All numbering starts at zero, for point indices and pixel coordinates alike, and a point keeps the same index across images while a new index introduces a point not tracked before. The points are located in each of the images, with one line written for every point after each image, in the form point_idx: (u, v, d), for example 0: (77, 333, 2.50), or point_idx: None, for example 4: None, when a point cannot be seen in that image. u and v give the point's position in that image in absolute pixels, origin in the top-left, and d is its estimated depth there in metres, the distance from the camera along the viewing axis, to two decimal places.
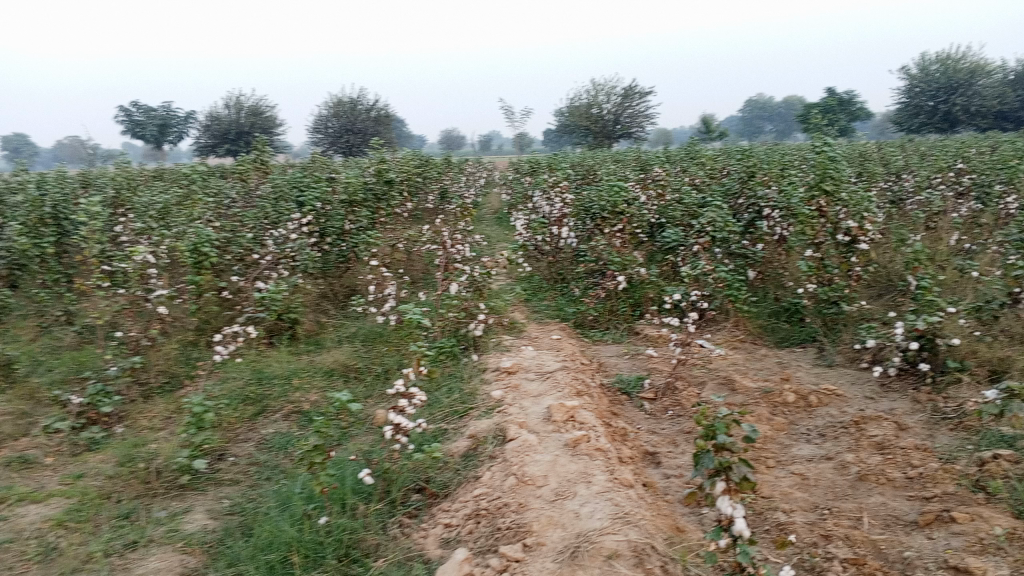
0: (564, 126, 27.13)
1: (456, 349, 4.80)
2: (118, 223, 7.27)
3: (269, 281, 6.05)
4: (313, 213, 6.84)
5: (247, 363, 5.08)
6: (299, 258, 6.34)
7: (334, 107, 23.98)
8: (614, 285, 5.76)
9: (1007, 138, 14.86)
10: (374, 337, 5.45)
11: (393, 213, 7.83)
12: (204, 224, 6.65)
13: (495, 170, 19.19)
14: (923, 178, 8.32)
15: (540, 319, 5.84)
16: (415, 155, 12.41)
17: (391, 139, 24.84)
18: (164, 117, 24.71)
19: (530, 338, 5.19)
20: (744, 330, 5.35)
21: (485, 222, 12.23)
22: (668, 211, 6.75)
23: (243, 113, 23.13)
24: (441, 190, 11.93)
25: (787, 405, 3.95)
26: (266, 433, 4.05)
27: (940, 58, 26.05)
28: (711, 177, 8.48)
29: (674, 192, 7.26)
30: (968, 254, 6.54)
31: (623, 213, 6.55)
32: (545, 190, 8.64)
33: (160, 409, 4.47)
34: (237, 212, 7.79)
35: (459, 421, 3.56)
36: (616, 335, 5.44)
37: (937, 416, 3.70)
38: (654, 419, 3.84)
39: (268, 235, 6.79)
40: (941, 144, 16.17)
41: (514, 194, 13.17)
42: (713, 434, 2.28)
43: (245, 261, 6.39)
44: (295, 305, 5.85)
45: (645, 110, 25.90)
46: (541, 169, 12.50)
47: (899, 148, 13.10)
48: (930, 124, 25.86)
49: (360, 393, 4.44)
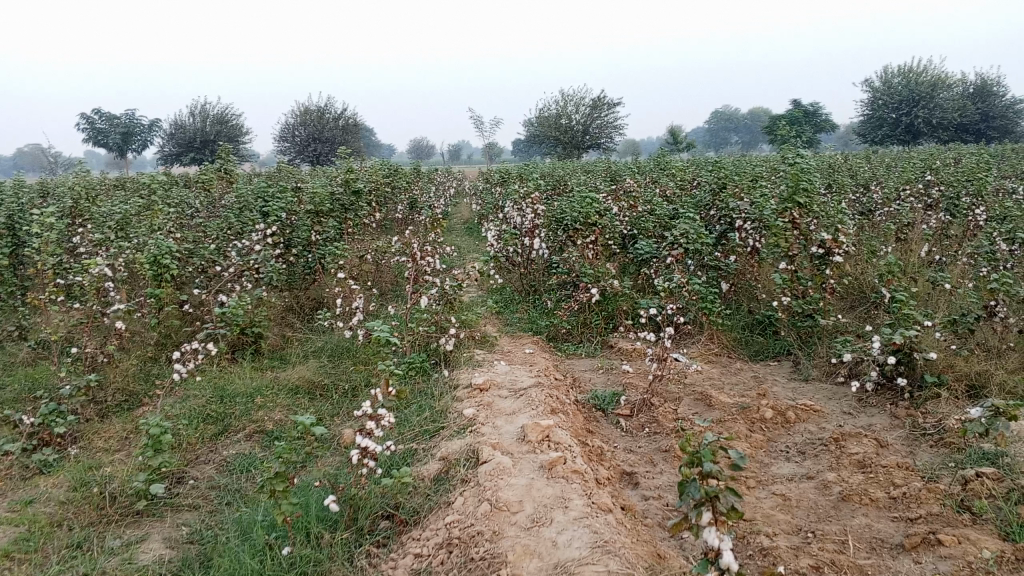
0: (533, 137, 27.15)
1: (426, 364, 4.67)
2: (76, 234, 7.03)
3: (232, 295, 5.87)
4: (278, 224, 6.68)
5: (210, 379, 4.90)
6: (264, 270, 6.16)
7: (302, 115, 23.74)
8: (587, 297, 5.64)
9: (968, 149, 15.10)
10: (342, 352, 5.29)
11: (361, 223, 7.68)
12: (165, 234, 6.45)
13: (465, 180, 19.09)
14: (892, 190, 8.36)
15: (512, 332, 5.73)
16: (384, 165, 12.26)
17: (360, 148, 24.66)
18: (128, 125, 24.26)
19: (502, 352, 5.08)
20: (719, 343, 5.28)
21: (455, 233, 12.12)
22: (640, 222, 6.68)
23: (209, 121, 22.79)
24: (410, 200, 11.80)
25: (765, 422, 3.87)
26: (229, 455, 3.88)
27: (902, 71, 26.48)
28: (683, 188, 8.45)
29: (646, 203, 7.20)
30: (939, 266, 6.55)
31: (596, 225, 6.39)
32: (515, 200, 8.54)
33: (117, 429, 4.27)
34: (200, 223, 7.58)
35: (430, 441, 3.43)
36: (590, 348, 5.34)
37: (916, 432, 3.65)
38: (631, 437, 3.74)
39: (232, 247, 6.61)
40: (905, 156, 16.38)
41: (483, 205, 13.06)
42: (698, 461, 2.23)
43: (209, 274, 6.21)
44: (260, 319, 5.67)
45: (614, 121, 25.99)
46: (512, 179, 12.42)
47: (865, 159, 13.22)
48: (893, 137, 26.28)
49: (326, 412, 4.29)
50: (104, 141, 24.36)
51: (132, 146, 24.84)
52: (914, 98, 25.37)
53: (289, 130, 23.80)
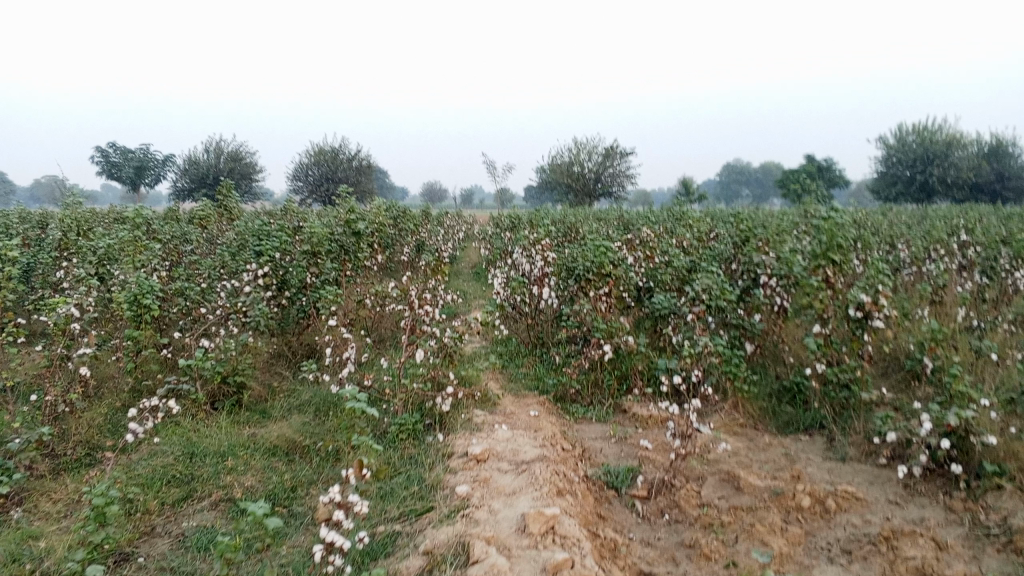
0: (545, 183, 26.97)
1: (419, 427, 4.21)
2: (58, 270, 6.64)
3: (215, 340, 5.47)
4: (271, 265, 6.27)
5: (180, 436, 4.50)
6: (252, 313, 5.76)
7: (315, 154, 23.59)
8: (599, 355, 5.18)
9: (985, 209, 14.75)
10: (328, 409, 4.84)
11: (361, 266, 7.28)
12: (149, 272, 6.04)
13: (475, 223, 18.79)
14: (923, 249, 7.92)
15: (516, 390, 5.27)
16: (391, 206, 11.93)
17: (371, 189, 24.49)
18: (142, 159, 24.12)
19: (504, 414, 4.61)
20: (743, 413, 4.81)
21: (461, 277, 11.73)
22: (657, 274, 6.24)
23: (223, 158, 22.65)
24: (417, 242, 11.46)
25: (801, 511, 3.39)
26: (188, 527, 3.41)
27: (918, 129, 26.22)
28: (700, 239, 8.04)
29: (663, 253, 6.77)
30: (979, 333, 6.05)
31: (610, 275, 5.96)
32: (524, 246, 8.14)
33: (69, 490, 3.82)
34: (192, 260, 7.19)
35: (415, 524, 2.96)
36: (601, 412, 4.87)
37: (979, 533, 3.16)
38: (649, 526, 3.26)
39: (221, 287, 6.21)
40: (920, 213, 16.00)
41: (492, 250, 12.67)
42: None
43: (192, 316, 5.81)
44: (243, 367, 5.28)
45: (626, 170, 25.77)
46: (522, 224, 12.06)
47: (883, 216, 12.80)
48: (907, 194, 26.01)
49: (304, 479, 3.83)
50: (117, 174, 24.20)
51: (145, 180, 24.66)
52: (929, 156, 25.09)
53: (301, 169, 23.63)
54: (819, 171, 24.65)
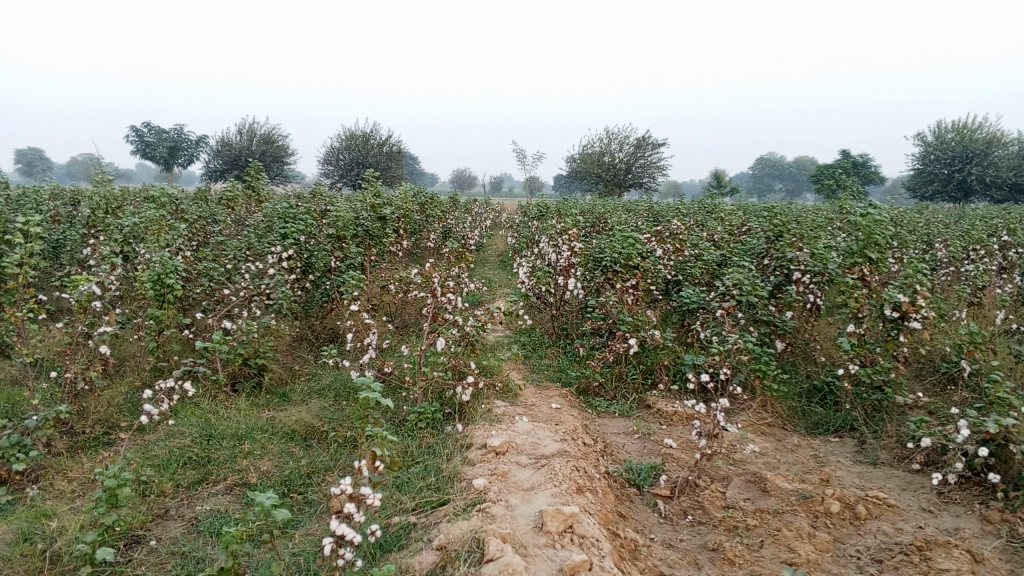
0: (574, 173, 26.80)
1: (438, 416, 4.14)
2: (85, 247, 6.65)
3: (237, 321, 5.44)
4: (295, 248, 6.23)
5: (199, 417, 4.50)
6: (274, 297, 5.73)
7: (345, 139, 23.62)
8: (624, 348, 5.07)
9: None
10: (347, 396, 4.78)
11: (386, 252, 7.23)
12: (174, 252, 6.02)
13: (503, 211, 18.69)
14: (962, 249, 7.71)
15: (539, 381, 5.18)
16: (418, 193, 11.88)
17: (400, 175, 24.48)
18: (175, 140, 24.28)
19: (524, 406, 4.51)
20: (771, 412, 4.69)
21: (488, 266, 11.67)
22: (686, 268, 6.11)
23: (254, 140, 22.74)
24: (444, 229, 11.41)
25: (830, 517, 3.27)
26: (201, 511, 3.37)
27: (957, 126, 25.65)
28: (731, 233, 7.89)
29: (693, 246, 6.63)
30: (1018, 337, 5.86)
31: (638, 267, 5.83)
32: (551, 236, 8.04)
33: (85, 469, 3.80)
34: (217, 241, 7.18)
35: (430, 517, 2.89)
36: (624, 407, 4.77)
37: (1018, 546, 3.03)
38: (671, 526, 3.17)
39: (245, 269, 6.18)
40: (955, 213, 15.65)
41: (519, 239, 12.57)
42: None
43: (215, 297, 5.79)
44: (264, 350, 5.27)
45: (657, 162, 25.51)
46: (550, 214, 11.96)
47: (919, 213, 12.51)
48: (944, 193, 25.49)
49: (320, 465, 3.77)
50: (151, 154, 24.38)
51: (178, 160, 24.83)
52: (967, 154, 24.55)
53: (332, 153, 23.67)
54: (854, 167, 24.23)
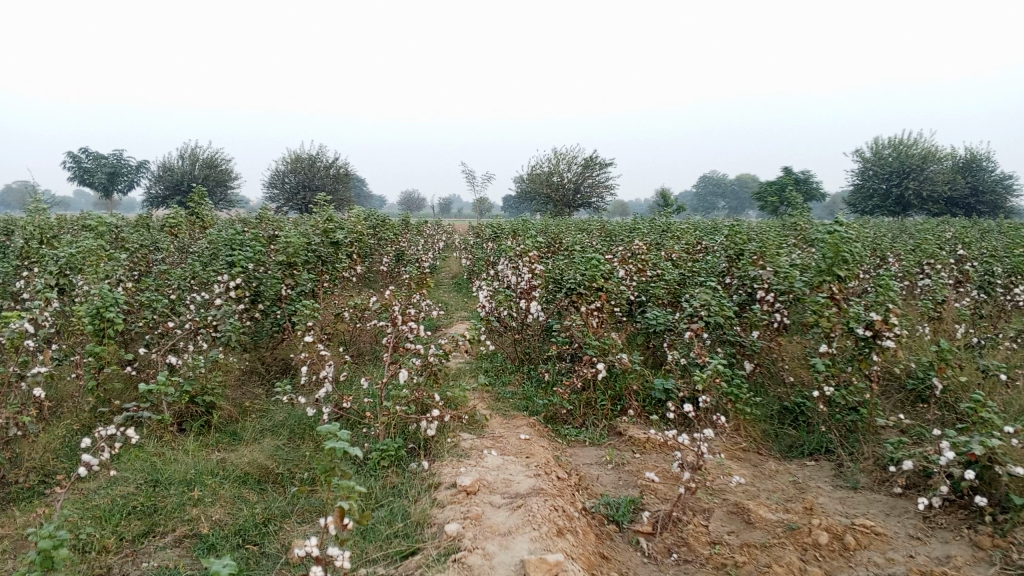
0: (524, 193, 26.78)
1: (402, 453, 3.92)
2: (17, 280, 6.26)
3: (184, 356, 5.13)
4: (243, 276, 5.94)
5: (144, 461, 4.21)
6: (222, 329, 5.42)
7: (293, 162, 23.22)
8: (592, 374, 4.90)
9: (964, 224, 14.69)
10: (304, 433, 4.52)
11: (340, 278, 6.98)
12: (113, 283, 5.69)
13: (454, 232, 18.50)
14: (916, 263, 7.76)
15: (504, 410, 4.99)
16: (369, 216, 11.64)
17: (348, 198, 24.15)
18: (114, 166, 23.60)
19: (492, 438, 4.31)
20: (745, 436, 4.57)
21: (442, 289, 11.46)
22: (650, 288, 6.00)
23: (197, 165, 22.21)
24: (396, 252, 11.18)
25: (820, 549, 3.13)
26: (147, 569, 3.09)
27: (894, 142, 26.37)
28: (690, 251, 7.83)
29: (655, 266, 6.52)
30: (980, 350, 5.87)
31: (602, 289, 5.65)
32: (508, 258, 7.87)
33: (17, 525, 3.48)
34: (161, 269, 6.85)
35: (400, 571, 2.67)
36: (595, 434, 4.61)
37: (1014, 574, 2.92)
38: (656, 567, 2.99)
39: (191, 299, 5.87)
40: (898, 227, 15.94)
41: (473, 261, 12.39)
42: None
43: (159, 331, 5.47)
44: (213, 386, 5.04)
45: (606, 181, 25.65)
46: (504, 235, 11.82)
47: (865, 228, 12.73)
48: (883, 209, 25.96)
49: (277, 511, 3.53)
50: (89, 180, 23.64)
51: (118, 186, 24.12)
52: (905, 169, 25.13)
53: (278, 176, 23.24)
54: (797, 184, 24.66)
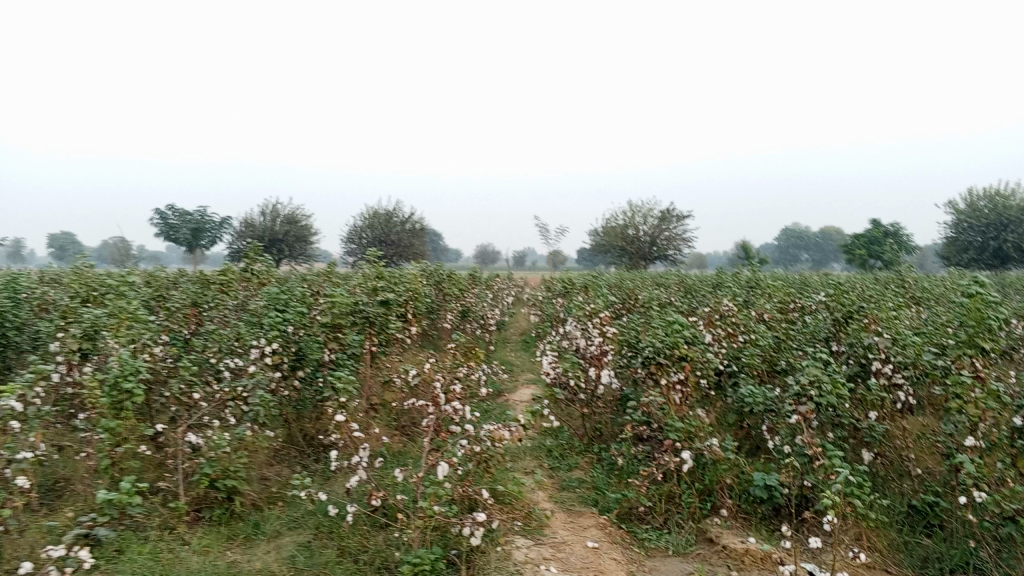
0: (598, 246, 26.12)
1: (441, 567, 3.19)
2: (50, 343, 5.83)
3: (206, 434, 4.54)
4: (281, 340, 5.35)
5: (144, 563, 3.60)
6: (252, 402, 4.81)
7: (369, 218, 23.18)
8: (674, 464, 4.09)
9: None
10: (331, 529, 3.85)
11: (392, 341, 6.36)
12: (140, 347, 5.17)
13: (524, 286, 17.88)
14: None
15: (569, 504, 4.21)
16: (435, 271, 11.11)
17: (421, 252, 23.92)
18: (198, 222, 23.95)
19: (552, 547, 3.55)
20: (867, 548, 3.69)
21: (510, 348, 10.79)
22: (742, 356, 5.16)
23: (277, 221, 22.38)
24: (462, 309, 10.58)
25: None
26: None
27: (990, 193, 24.71)
28: (783, 311, 6.94)
29: (747, 330, 5.68)
30: None
31: (685, 359, 4.82)
32: (577, 317, 7.13)
33: None
34: (204, 331, 6.34)
35: None
36: (678, 540, 3.79)
37: None
38: None
39: (224, 366, 5.32)
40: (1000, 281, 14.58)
41: (543, 318, 11.72)
42: None
43: (185, 402, 4.92)
44: (236, 469, 4.43)
45: (683, 234, 24.78)
46: (576, 290, 11.10)
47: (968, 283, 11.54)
48: (980, 261, 24.34)
49: None
50: (174, 236, 24.09)
51: (202, 241, 24.40)
52: (1003, 222, 23.59)
53: (353, 232, 23.23)
54: (886, 236, 23.32)
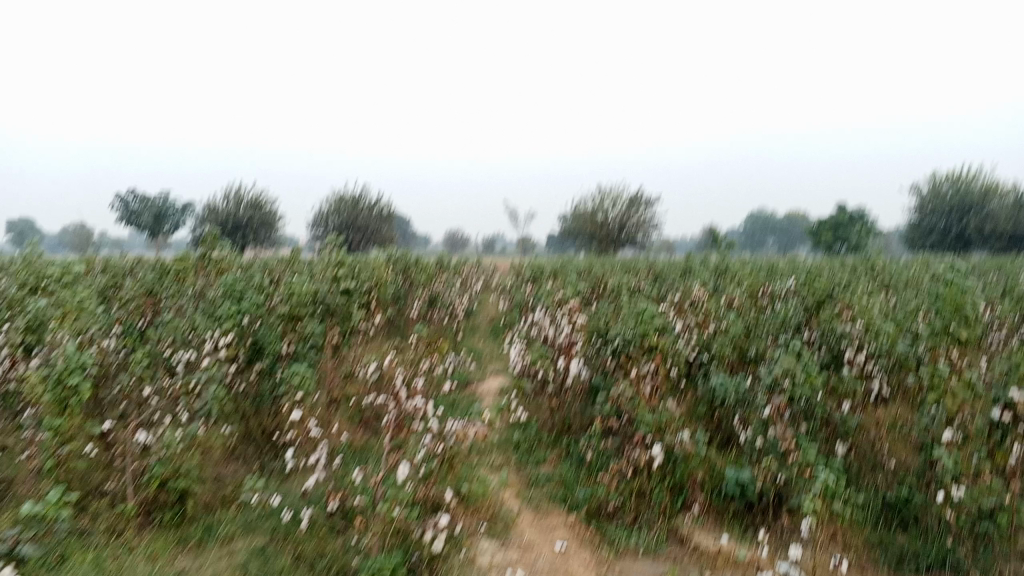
0: (567, 231, 26.00)
1: (402, 574, 3.02)
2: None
3: (157, 433, 4.31)
4: (234, 332, 5.14)
5: (88, 571, 3.39)
6: (205, 398, 4.59)
7: (336, 203, 22.84)
8: (645, 459, 3.97)
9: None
10: (288, 533, 3.66)
11: (354, 331, 6.16)
12: (87, 341, 4.92)
13: (494, 272, 17.69)
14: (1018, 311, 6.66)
15: (537, 502, 4.08)
16: (401, 257, 10.89)
17: (389, 238, 23.61)
18: (160, 207, 23.39)
19: (518, 549, 3.41)
20: (843, 546, 3.60)
21: (478, 336, 10.62)
22: (713, 346, 5.05)
23: (242, 207, 21.94)
24: (429, 296, 10.38)
25: None
26: None
27: (952, 178, 24.97)
28: (754, 298, 6.85)
29: (718, 318, 5.57)
30: None
31: (656, 349, 4.70)
32: (545, 305, 6.98)
33: None
34: (158, 323, 6.09)
35: None
36: (650, 538, 3.67)
37: None
38: None
39: (177, 360, 5.09)
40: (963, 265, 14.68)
41: (512, 305, 11.57)
42: None
43: (135, 398, 4.69)
44: (189, 469, 4.21)
45: (652, 218, 24.73)
46: (545, 276, 10.95)
47: (932, 266, 11.61)
48: (942, 245, 24.61)
49: None
50: (136, 222, 23.53)
51: (164, 227, 23.88)
52: (965, 206, 23.83)
53: (320, 217, 22.86)
54: (852, 220, 23.48)
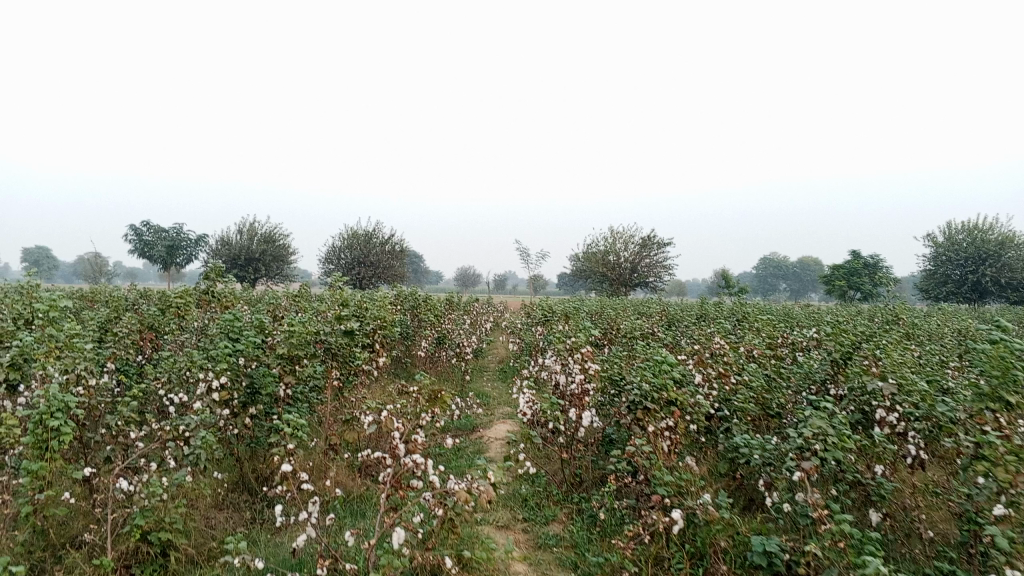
0: (578, 271, 25.79)
1: None
2: None
3: (141, 480, 4.04)
4: (231, 373, 4.89)
5: None
6: (194, 444, 4.33)
7: (348, 238, 22.75)
8: (663, 524, 3.67)
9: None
10: None
11: (357, 373, 5.90)
12: (75, 379, 4.68)
13: (503, 311, 17.45)
14: None
15: (545, 568, 3.78)
16: (409, 295, 10.66)
17: (400, 274, 23.45)
18: (173, 239, 23.37)
19: None
20: None
21: (486, 378, 10.34)
22: (734, 400, 4.76)
23: (254, 240, 21.85)
24: (437, 336, 10.13)
25: None
26: None
27: (968, 227, 24.70)
28: (773, 347, 6.56)
29: (738, 369, 5.28)
30: None
31: (674, 403, 4.42)
32: (556, 350, 6.71)
33: None
34: (153, 359, 5.85)
35: None
36: None
37: None
38: None
39: (169, 401, 4.83)
40: (981, 315, 14.34)
41: (522, 347, 11.30)
42: None
43: (122, 441, 4.42)
44: (173, 520, 3.93)
45: (664, 261, 24.51)
46: (556, 318, 10.70)
47: (951, 318, 11.27)
48: (958, 295, 24.25)
49: None
50: (149, 253, 23.49)
51: (176, 258, 23.82)
52: (981, 256, 23.52)
53: (331, 252, 22.74)
54: (867, 267, 23.19)
